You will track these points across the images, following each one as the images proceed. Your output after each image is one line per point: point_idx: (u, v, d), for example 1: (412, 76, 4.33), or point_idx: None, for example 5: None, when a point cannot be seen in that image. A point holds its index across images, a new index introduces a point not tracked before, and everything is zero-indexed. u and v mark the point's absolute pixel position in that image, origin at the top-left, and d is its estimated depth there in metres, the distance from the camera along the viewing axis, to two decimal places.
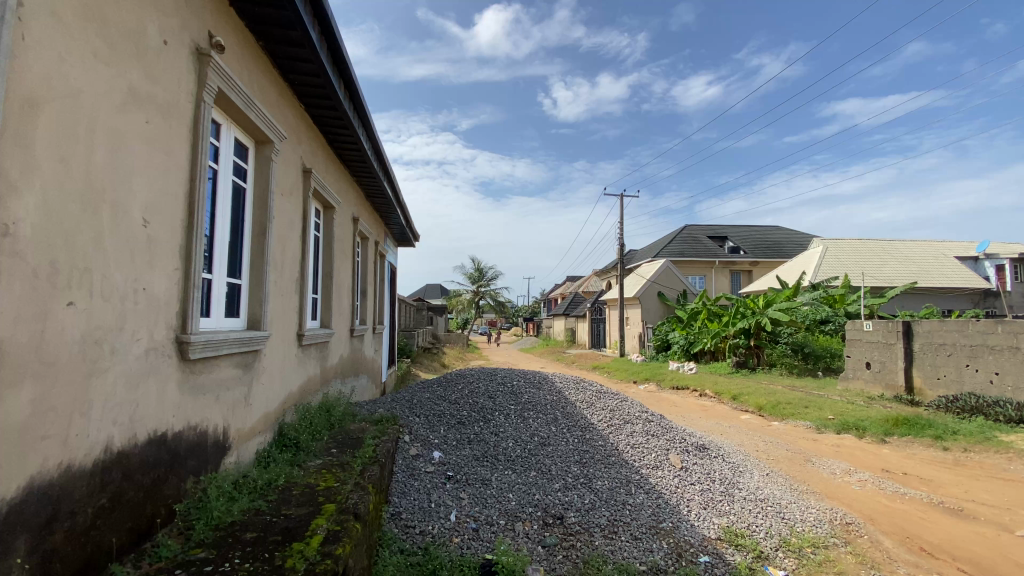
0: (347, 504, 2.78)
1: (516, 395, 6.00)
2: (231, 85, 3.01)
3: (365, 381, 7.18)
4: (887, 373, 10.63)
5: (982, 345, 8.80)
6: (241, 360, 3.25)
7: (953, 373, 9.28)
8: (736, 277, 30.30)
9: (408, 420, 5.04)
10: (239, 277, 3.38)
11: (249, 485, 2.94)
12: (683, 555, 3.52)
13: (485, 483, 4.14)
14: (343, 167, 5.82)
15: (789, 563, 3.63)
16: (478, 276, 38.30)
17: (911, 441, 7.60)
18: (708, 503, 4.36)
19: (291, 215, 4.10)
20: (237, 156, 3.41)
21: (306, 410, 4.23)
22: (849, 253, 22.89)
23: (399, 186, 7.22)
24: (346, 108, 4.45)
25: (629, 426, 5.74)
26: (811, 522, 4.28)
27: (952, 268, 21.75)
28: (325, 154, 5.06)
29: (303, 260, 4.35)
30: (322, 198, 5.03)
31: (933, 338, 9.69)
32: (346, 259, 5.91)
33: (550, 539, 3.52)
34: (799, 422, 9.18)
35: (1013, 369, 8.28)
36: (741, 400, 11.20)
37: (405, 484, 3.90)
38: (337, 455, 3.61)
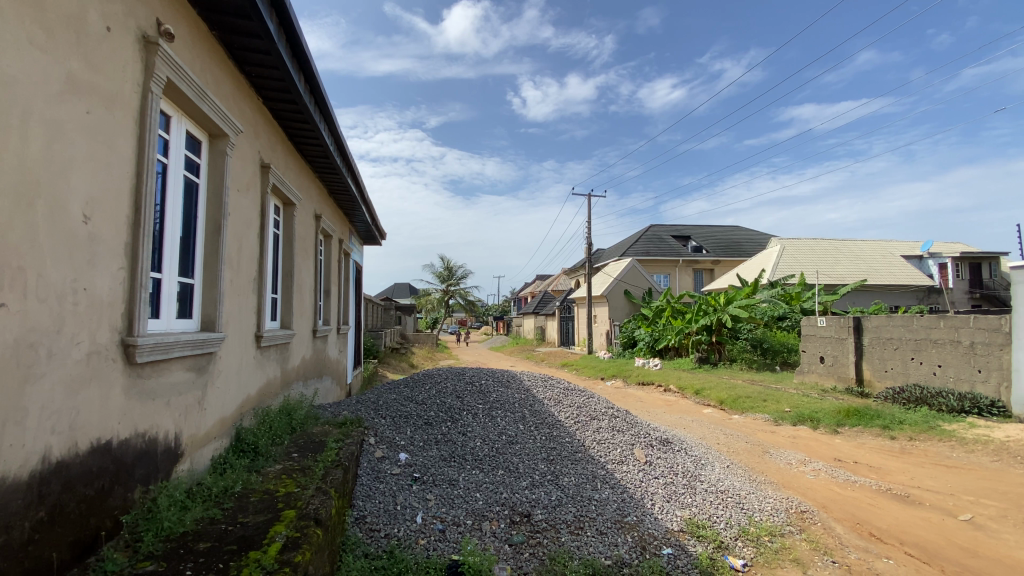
0: (307, 510, 2.70)
1: (484, 394, 5.97)
2: (182, 75, 2.87)
3: (330, 383, 7.03)
4: (840, 367, 11.14)
5: (925, 339, 9.32)
6: (194, 364, 3.11)
7: (899, 366, 9.81)
8: (699, 275, 31.14)
9: (373, 421, 4.94)
10: (192, 277, 3.24)
11: (204, 493, 2.83)
12: (646, 548, 3.59)
13: (452, 484, 4.10)
14: (304, 163, 5.66)
15: (748, 552, 3.75)
16: (447, 276, 37.97)
17: (861, 431, 7.99)
18: (671, 496, 4.46)
19: (249, 212, 3.96)
20: (189, 150, 3.26)
21: (266, 414, 4.10)
22: (805, 252, 23.89)
23: (364, 183, 7.09)
24: (307, 101, 4.32)
25: (595, 422, 5.81)
26: (768, 511, 4.44)
27: (899, 267, 22.99)
28: (284, 148, 4.90)
29: (262, 258, 4.20)
30: (282, 194, 4.87)
31: (881, 333, 10.22)
32: (308, 257, 5.75)
33: (517, 537, 3.52)
34: (758, 415, 9.52)
35: (954, 362, 8.77)
36: (704, 394, 11.53)
37: (369, 487, 3.82)
38: (298, 460, 3.51)
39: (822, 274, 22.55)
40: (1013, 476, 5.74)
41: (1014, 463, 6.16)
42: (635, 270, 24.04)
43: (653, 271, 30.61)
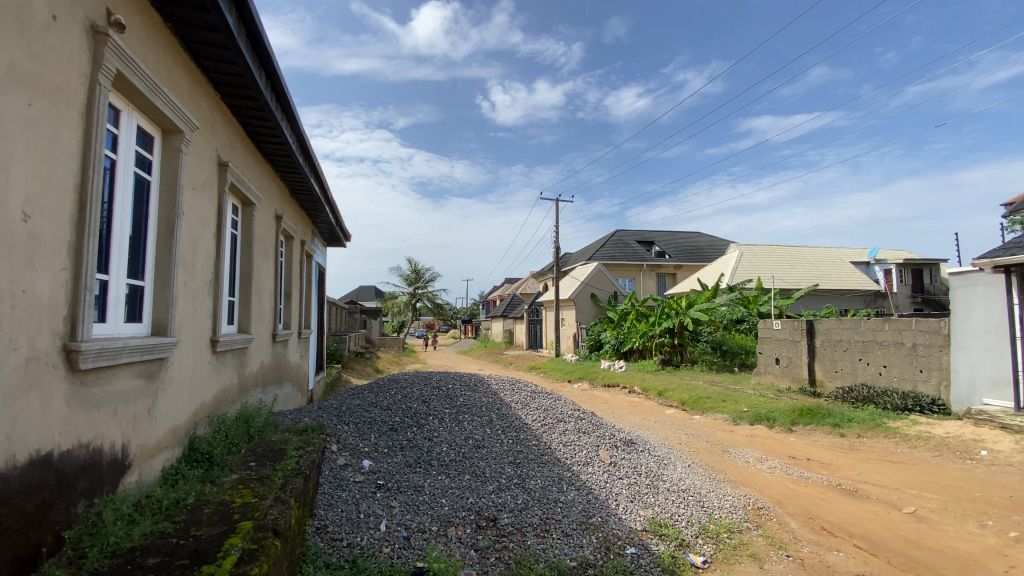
0: (266, 521, 2.60)
1: (451, 398, 5.92)
2: (133, 68, 2.75)
3: (290, 389, 6.81)
4: (794, 368, 11.63)
5: (872, 341, 9.85)
6: (144, 370, 2.96)
7: (848, 366, 10.32)
8: (662, 280, 31.96)
9: (336, 428, 4.83)
10: (142, 279, 3.09)
11: (153, 506, 2.69)
12: (611, 548, 3.64)
13: (417, 490, 4.05)
14: (264, 162, 5.48)
15: (708, 549, 3.86)
16: (414, 278, 37.58)
17: (812, 429, 8.37)
18: (634, 496, 4.54)
19: (205, 212, 3.81)
20: (140, 146, 3.11)
21: (222, 421, 3.94)
22: (762, 257, 24.86)
23: (328, 183, 6.95)
24: (267, 98, 4.19)
25: (561, 424, 5.86)
26: (727, 509, 4.57)
27: (847, 272, 24.24)
28: (243, 146, 4.75)
29: (218, 260, 4.05)
30: (240, 194, 4.70)
31: (832, 335, 10.73)
32: (267, 259, 5.56)
33: (483, 542, 3.51)
34: (718, 415, 9.82)
35: (898, 362, 9.27)
36: (667, 395, 11.82)
37: (331, 496, 3.72)
38: (255, 469, 3.39)
39: (778, 279, 23.50)
40: (951, 470, 6.12)
41: (952, 458, 6.57)
42: (601, 274, 24.43)
43: (619, 275, 31.20)
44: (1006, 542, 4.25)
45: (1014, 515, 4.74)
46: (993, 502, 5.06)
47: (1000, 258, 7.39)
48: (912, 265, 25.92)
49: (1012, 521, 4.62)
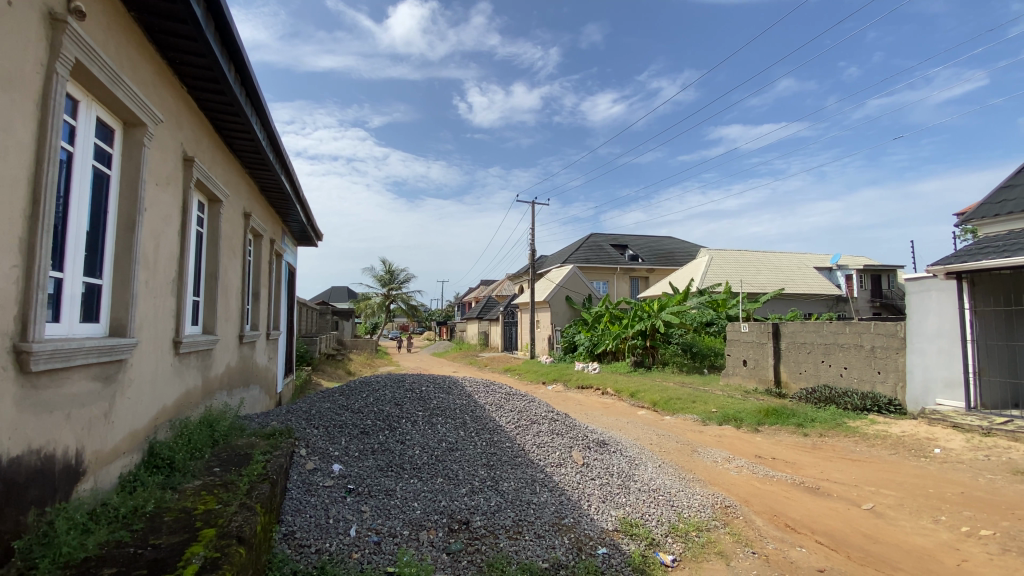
0: (229, 528, 2.52)
1: (424, 400, 5.86)
2: (93, 57, 2.63)
3: (257, 392, 6.64)
4: (760, 369, 11.97)
5: (833, 343, 10.22)
6: (100, 372, 2.83)
7: (812, 368, 10.70)
8: (635, 283, 32.44)
9: (305, 431, 4.72)
10: (100, 277, 2.96)
11: (109, 514, 2.57)
12: (583, 548, 3.66)
13: (389, 494, 3.99)
14: (232, 157, 5.33)
15: (677, 547, 3.94)
16: (388, 279, 37.18)
17: (778, 428, 8.63)
18: (606, 496, 4.59)
19: (168, 208, 3.68)
20: (99, 138, 2.98)
21: (184, 426, 3.80)
22: (731, 261, 25.54)
23: (299, 181, 6.81)
24: (237, 93, 4.08)
25: (535, 426, 5.88)
26: (696, 508, 4.66)
27: (811, 277, 25.13)
28: (210, 141, 4.61)
29: (183, 258, 3.91)
30: (207, 190, 4.56)
31: (796, 338, 11.10)
32: (234, 258, 5.41)
33: (455, 545, 3.48)
34: (688, 416, 10.03)
35: (858, 364, 9.64)
36: (639, 396, 12.00)
37: (299, 501, 3.64)
38: (220, 474, 3.28)
39: (746, 283, 24.17)
40: (907, 468, 6.40)
41: (907, 456, 6.87)
42: (576, 276, 24.62)
43: (593, 278, 31.52)
44: (958, 536, 4.46)
45: (965, 510, 4.98)
46: (946, 498, 5.32)
47: (952, 265, 7.76)
48: (872, 271, 27.00)
49: (963, 515, 4.86)
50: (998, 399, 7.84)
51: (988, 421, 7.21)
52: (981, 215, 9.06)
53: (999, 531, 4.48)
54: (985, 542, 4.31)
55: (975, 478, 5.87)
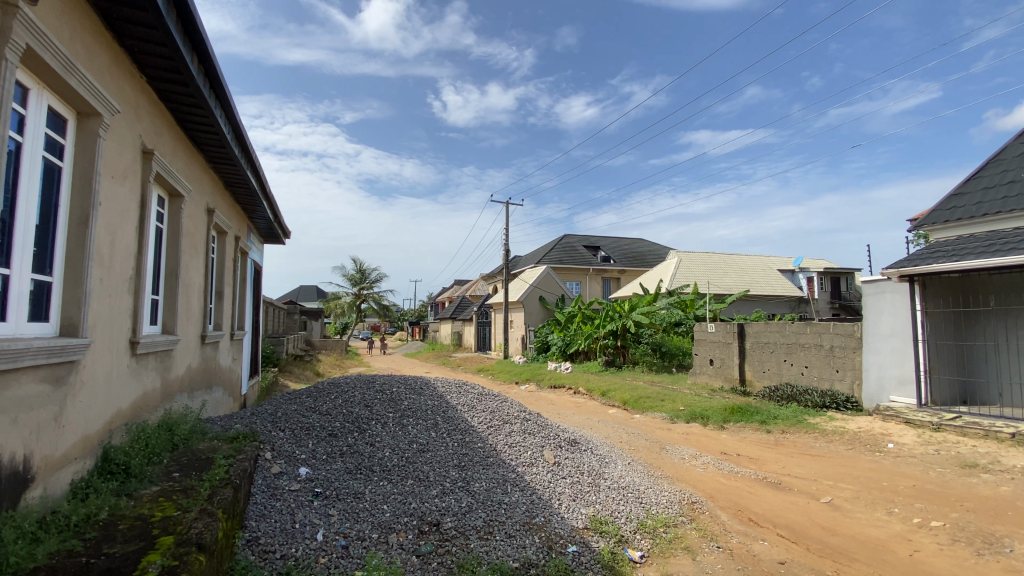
0: (189, 535, 2.43)
1: (394, 401, 5.79)
2: (45, 43, 2.50)
3: (220, 394, 6.43)
4: (726, 368, 12.31)
5: (795, 343, 10.59)
6: (50, 374, 2.69)
7: (775, 367, 11.06)
8: (607, 284, 32.91)
9: (270, 434, 4.60)
10: (49, 274, 2.81)
11: (59, 523, 2.44)
12: (553, 547, 3.68)
13: (358, 497, 3.92)
14: (194, 151, 5.14)
15: (645, 543, 4.01)
16: (359, 278, 36.60)
17: (742, 426, 8.88)
18: (576, 495, 4.63)
19: (125, 202, 3.52)
20: (50, 128, 2.84)
21: (142, 430, 3.65)
22: (699, 263, 26.18)
23: (266, 177, 6.62)
24: (200, 84, 3.95)
25: (507, 426, 5.89)
26: (663, 504, 4.75)
27: (775, 279, 26.00)
28: (171, 133, 4.43)
29: (141, 254, 3.75)
30: (166, 184, 4.38)
31: (760, 338, 11.46)
32: (196, 255, 5.21)
33: (425, 547, 3.45)
34: (657, 414, 10.21)
35: (818, 363, 10.02)
36: (609, 395, 12.17)
37: (264, 506, 3.53)
38: (179, 480, 3.16)
39: (713, 284, 24.81)
40: (863, 462, 6.69)
41: (863, 450, 7.18)
42: (549, 276, 24.79)
43: (566, 278, 31.79)
44: (910, 527, 4.69)
45: (916, 503, 5.24)
46: (899, 491, 5.58)
47: (905, 268, 8.13)
48: (831, 274, 28.14)
49: (915, 507, 5.10)
50: (946, 396, 8.28)
51: (938, 416, 7.60)
52: (932, 221, 9.53)
53: (948, 522, 4.73)
54: (935, 533, 4.54)
55: (926, 472, 6.19)
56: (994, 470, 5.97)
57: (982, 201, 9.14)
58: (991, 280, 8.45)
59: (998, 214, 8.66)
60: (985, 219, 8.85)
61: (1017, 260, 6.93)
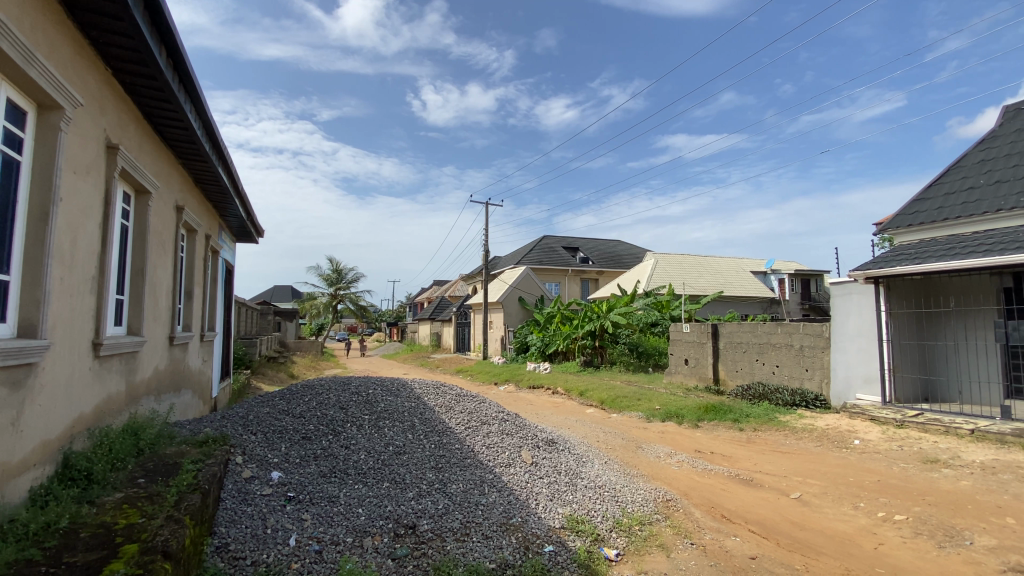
0: (154, 543, 2.35)
1: (370, 403, 5.72)
2: (4, 33, 2.40)
3: (189, 397, 6.24)
4: (700, 368, 12.55)
5: (766, 342, 10.86)
6: (7, 377, 2.57)
7: (747, 366, 11.32)
8: (585, 284, 33.17)
9: (241, 438, 4.49)
10: (7, 273, 2.69)
11: (15, 532, 2.34)
12: (529, 548, 3.69)
13: (332, 501, 3.86)
14: (162, 146, 4.98)
15: (621, 542, 4.05)
16: (335, 278, 36.06)
17: (716, 424, 9.06)
18: (554, 495, 4.65)
19: (89, 198, 3.40)
20: (8, 121, 2.72)
21: (105, 435, 3.51)
22: (675, 265, 26.66)
23: (238, 174, 6.47)
24: (169, 78, 3.83)
25: (485, 427, 5.88)
26: (639, 503, 4.81)
27: (748, 281, 26.63)
28: (137, 128, 4.29)
29: (104, 253, 3.62)
30: (133, 180, 4.24)
31: (733, 338, 11.70)
32: (164, 254, 5.05)
33: (401, 550, 3.41)
34: (633, 413, 10.33)
35: (788, 362, 10.29)
36: (587, 396, 12.26)
37: (234, 511, 3.45)
38: (145, 486, 3.06)
39: (689, 286, 25.28)
40: (830, 458, 6.90)
41: (831, 447, 7.40)
42: (528, 277, 24.87)
43: (545, 279, 31.95)
44: (875, 521, 4.85)
45: (881, 497, 5.43)
46: (864, 486, 5.78)
47: (871, 270, 8.42)
48: (801, 275, 28.97)
49: (880, 502, 5.28)
50: (909, 394, 8.60)
51: (901, 414, 7.89)
52: (897, 225, 9.87)
53: (911, 516, 4.91)
54: (898, 526, 4.71)
55: (889, 467, 6.42)
56: (953, 465, 6.23)
57: (943, 206, 9.52)
58: (949, 283, 8.78)
59: (957, 219, 9.05)
60: (945, 223, 9.23)
61: (976, 263, 7.25)
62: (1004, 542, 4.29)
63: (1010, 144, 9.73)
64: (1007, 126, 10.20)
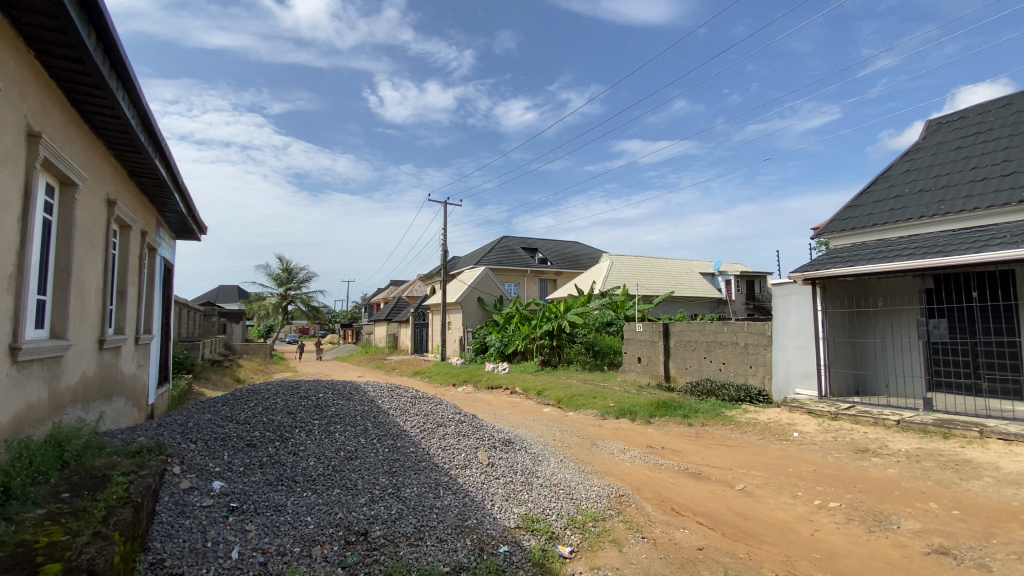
0: (79, 562, 2.20)
1: (321, 408, 5.55)
2: None
3: (122, 405, 5.83)
4: (653, 365, 12.94)
5: (713, 340, 11.31)
6: None
7: (695, 364, 11.77)
8: (544, 284, 33.47)
9: (180, 447, 4.24)
10: None
11: None
12: (484, 549, 3.69)
13: (278, 510, 3.71)
14: (91, 135, 4.62)
15: (575, 539, 4.11)
16: (286, 278, 34.81)
17: (667, 420, 9.36)
18: (509, 494, 4.67)
19: (5, 189, 3.12)
20: None
21: (24, 447, 3.24)
22: (630, 266, 27.39)
23: (178, 167, 6.11)
24: (100, 64, 3.57)
25: (441, 429, 5.82)
26: (593, 499, 4.90)
27: (698, 282, 27.72)
28: (63, 115, 3.97)
29: (23, 249, 3.34)
30: (57, 171, 3.92)
31: (683, 337, 12.12)
32: (93, 251, 4.70)
33: (352, 558, 3.32)
34: (588, 411, 10.53)
35: (734, 360, 10.77)
36: (544, 395, 12.38)
37: (171, 525, 3.25)
38: (69, 501, 2.82)
39: (643, 287, 26.04)
40: (772, 450, 7.27)
41: (772, 440, 7.80)
42: (486, 278, 24.83)
43: (503, 279, 32.04)
44: (812, 509, 5.16)
45: (817, 486, 5.78)
46: (802, 475, 6.13)
47: (808, 272, 8.95)
48: (746, 277, 30.36)
49: (816, 490, 5.62)
50: (843, 388, 9.20)
51: (835, 407, 8.44)
52: (832, 229, 10.53)
53: (843, 502, 5.26)
54: (832, 513, 5.03)
55: (825, 457, 6.85)
56: (882, 454, 6.72)
57: (873, 213, 10.23)
58: (878, 284, 9.38)
59: (884, 225, 9.79)
60: (874, 229, 9.94)
61: (901, 266, 7.83)
62: (927, 525, 4.66)
63: (932, 157, 10.59)
64: (929, 140, 11.10)
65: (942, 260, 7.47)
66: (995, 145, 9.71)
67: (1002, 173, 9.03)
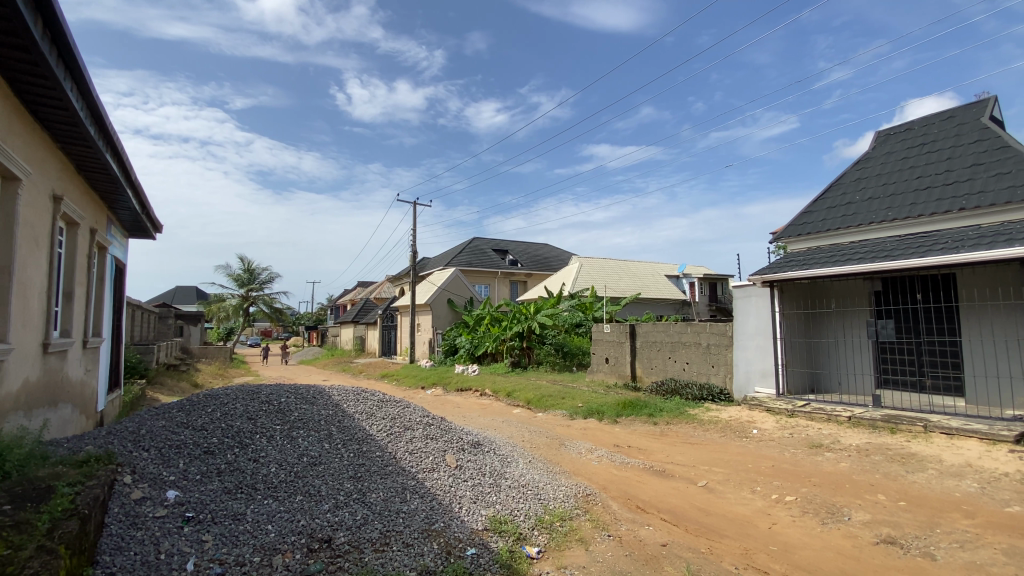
0: None
1: (283, 413, 5.40)
2: None
3: (68, 412, 5.52)
4: (620, 366, 13.17)
5: (677, 341, 11.60)
6: None
7: (660, 364, 12.03)
8: (514, 286, 33.53)
9: (131, 455, 4.04)
10: None
11: None
12: (451, 552, 3.67)
13: (237, 520, 3.59)
14: (35, 127, 4.37)
15: (542, 539, 4.14)
16: (247, 279, 33.70)
17: (633, 419, 9.53)
18: (477, 496, 4.66)
19: None
20: None
21: None
22: (598, 268, 27.77)
23: (131, 162, 5.84)
24: (46, 52, 3.39)
25: (408, 432, 5.76)
26: (560, 499, 4.95)
27: (664, 284, 28.35)
28: (3, 104, 3.74)
29: None
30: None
31: (649, 337, 12.37)
32: (37, 250, 4.44)
33: (314, 566, 3.25)
34: (557, 412, 10.62)
35: (697, 359, 11.06)
36: (514, 396, 12.43)
37: (121, 537, 3.10)
38: (10, 513, 2.66)
39: (611, 289, 26.44)
40: (732, 447, 7.51)
41: (732, 437, 8.06)
42: (456, 279, 24.71)
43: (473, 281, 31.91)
44: (769, 503, 5.36)
45: (775, 480, 6.01)
46: (761, 471, 6.36)
47: (767, 275, 9.31)
48: (710, 280, 31.26)
49: (773, 485, 5.84)
50: (798, 386, 9.59)
51: (791, 404, 8.80)
52: (789, 234, 10.98)
53: (799, 496, 5.48)
54: (789, 506, 5.24)
55: (782, 452, 7.12)
56: (835, 449, 7.04)
57: (827, 218, 10.71)
58: (832, 287, 9.68)
59: (836, 230, 10.29)
60: (827, 234, 10.43)
61: (852, 269, 8.24)
62: (876, 516, 4.92)
63: (881, 166, 11.18)
64: (879, 150, 11.70)
65: (890, 263, 7.90)
66: (938, 156, 10.32)
67: (945, 182, 9.60)
